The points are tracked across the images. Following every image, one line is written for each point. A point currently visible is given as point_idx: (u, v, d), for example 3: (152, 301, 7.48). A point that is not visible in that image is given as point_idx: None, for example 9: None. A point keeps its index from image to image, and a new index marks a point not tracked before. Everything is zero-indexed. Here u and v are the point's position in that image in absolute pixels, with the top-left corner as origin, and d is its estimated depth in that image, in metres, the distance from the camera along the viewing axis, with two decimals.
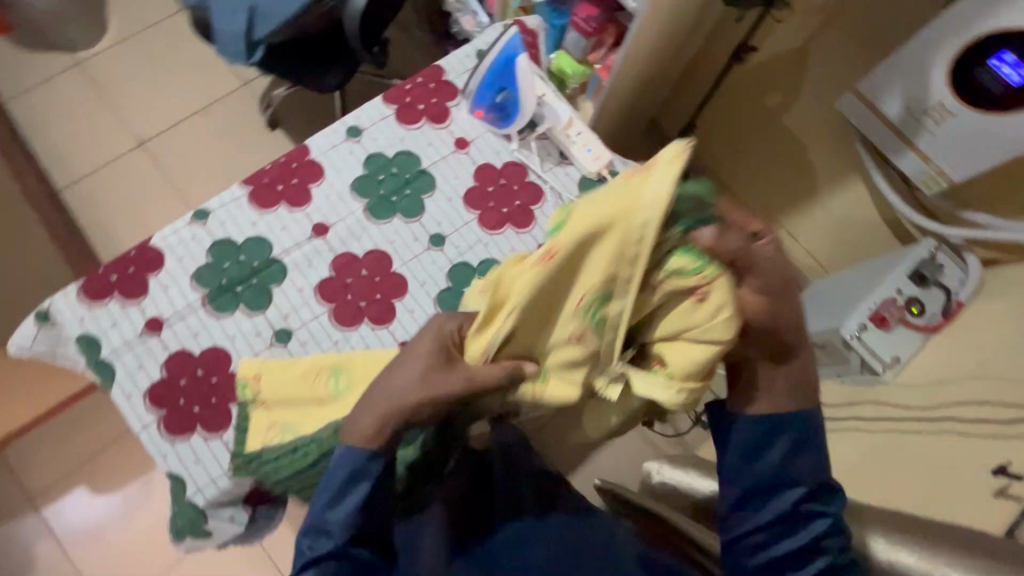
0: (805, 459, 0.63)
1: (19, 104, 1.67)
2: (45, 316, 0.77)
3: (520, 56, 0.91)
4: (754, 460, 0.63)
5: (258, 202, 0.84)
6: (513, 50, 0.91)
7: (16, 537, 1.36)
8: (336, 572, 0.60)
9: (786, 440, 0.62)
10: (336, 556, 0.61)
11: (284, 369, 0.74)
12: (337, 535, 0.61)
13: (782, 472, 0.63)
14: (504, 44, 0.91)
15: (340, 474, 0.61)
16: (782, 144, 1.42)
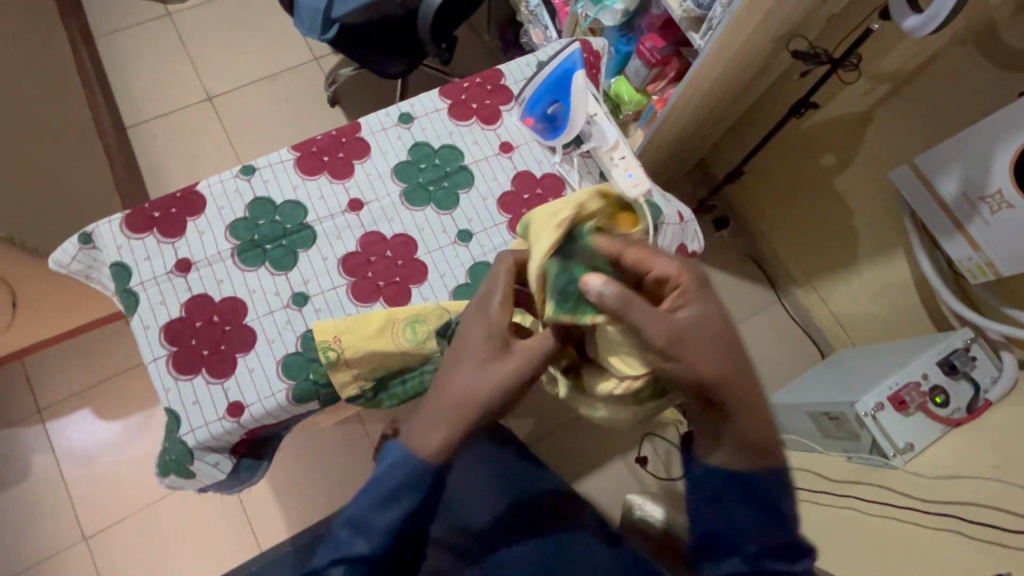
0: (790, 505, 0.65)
1: (106, 42, 1.77)
2: (88, 239, 0.82)
3: (577, 72, 0.89)
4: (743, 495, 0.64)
5: (303, 168, 0.87)
6: (572, 64, 0.90)
7: (19, 443, 1.42)
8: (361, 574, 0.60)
9: (768, 484, 0.64)
10: (366, 557, 0.60)
11: (362, 324, 0.78)
12: (372, 539, 0.61)
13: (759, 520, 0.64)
14: (564, 58, 0.90)
15: (391, 483, 0.60)
16: (830, 207, 1.40)
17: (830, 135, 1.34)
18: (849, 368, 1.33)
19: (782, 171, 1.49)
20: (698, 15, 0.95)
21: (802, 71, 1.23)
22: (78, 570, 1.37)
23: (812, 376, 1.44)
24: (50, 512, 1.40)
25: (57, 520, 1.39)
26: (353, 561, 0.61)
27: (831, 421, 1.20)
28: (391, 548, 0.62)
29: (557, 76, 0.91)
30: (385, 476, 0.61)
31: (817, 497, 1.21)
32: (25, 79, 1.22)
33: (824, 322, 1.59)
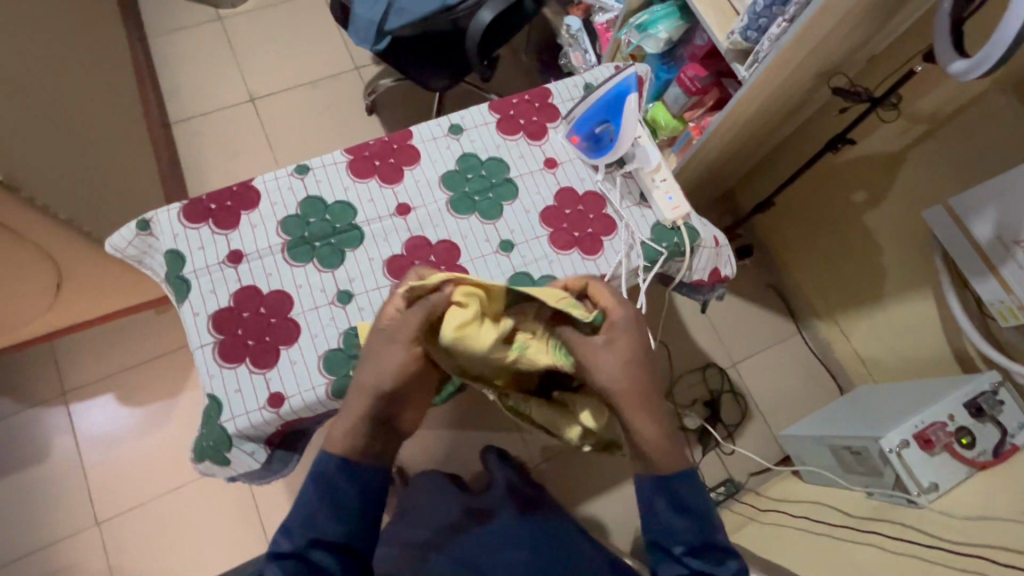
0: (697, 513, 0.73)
1: (159, 41, 1.84)
2: (146, 226, 0.85)
3: (631, 94, 0.88)
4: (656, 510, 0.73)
5: (355, 171, 0.90)
6: (627, 87, 0.88)
7: (44, 423, 1.44)
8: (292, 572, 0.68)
9: (668, 491, 0.72)
10: (297, 557, 0.68)
11: None
12: (297, 540, 0.69)
13: (672, 531, 0.72)
14: (619, 79, 0.89)
15: (311, 485, 0.71)
16: (857, 242, 1.42)
17: (860, 173, 1.36)
18: (871, 404, 1.33)
19: (808, 205, 1.51)
20: (745, 48, 0.97)
21: (838, 108, 1.25)
22: (90, 554, 1.38)
23: (830, 410, 1.44)
24: (68, 493, 1.41)
25: (74, 501, 1.40)
26: (283, 562, 0.69)
27: (853, 455, 1.20)
28: (313, 549, 0.69)
29: (608, 100, 0.90)
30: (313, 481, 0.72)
31: (830, 530, 1.18)
32: (93, 71, 1.27)
33: (843, 356, 1.59)
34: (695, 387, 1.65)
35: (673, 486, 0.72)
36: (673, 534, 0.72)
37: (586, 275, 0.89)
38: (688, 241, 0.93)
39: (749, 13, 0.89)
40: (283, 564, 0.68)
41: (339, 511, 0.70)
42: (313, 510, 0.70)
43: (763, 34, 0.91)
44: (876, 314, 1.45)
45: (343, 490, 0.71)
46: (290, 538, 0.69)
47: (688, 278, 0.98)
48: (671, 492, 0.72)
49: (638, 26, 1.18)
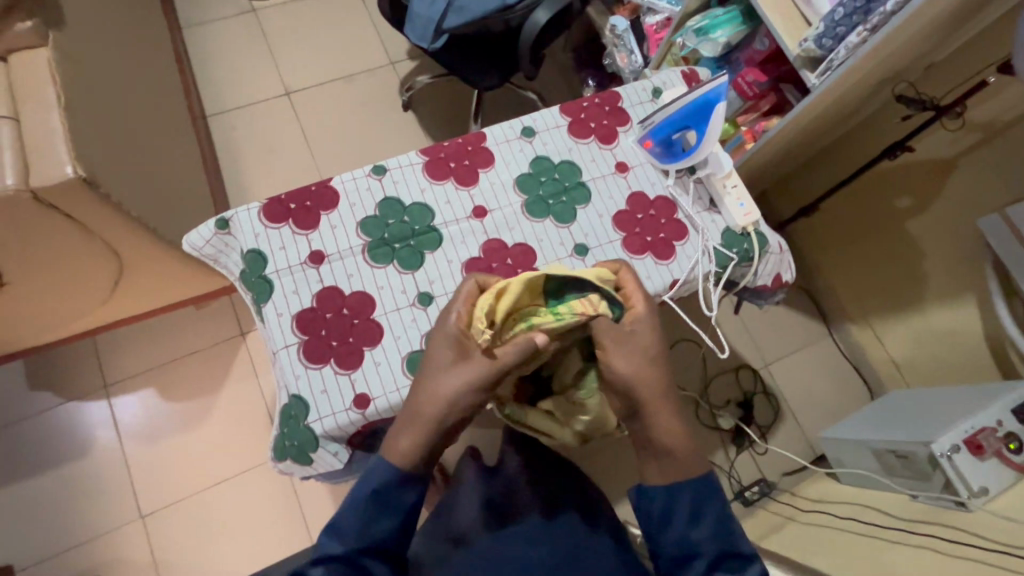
0: (703, 527, 0.73)
1: (192, 33, 1.82)
2: (225, 225, 0.85)
3: (720, 103, 0.86)
4: (664, 526, 0.74)
5: (431, 172, 0.90)
6: (716, 96, 0.87)
7: (85, 417, 1.44)
8: (342, 574, 0.69)
9: (677, 502, 0.74)
10: (344, 560, 0.69)
11: None
12: (347, 541, 0.70)
13: (687, 541, 0.73)
14: (708, 88, 0.87)
15: (363, 496, 0.70)
16: (899, 247, 1.43)
17: (906, 178, 1.37)
18: (912, 409, 1.34)
19: (846, 210, 1.53)
20: (816, 56, 0.97)
21: (898, 116, 1.25)
22: (133, 548, 1.38)
23: (866, 415, 1.45)
24: (110, 488, 1.41)
25: (116, 496, 1.40)
26: (330, 563, 0.69)
27: (899, 460, 1.22)
28: (364, 556, 0.70)
29: (692, 108, 0.88)
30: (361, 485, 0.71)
31: (875, 530, 1.19)
32: (147, 62, 1.25)
33: (877, 361, 1.60)
34: (727, 388, 1.65)
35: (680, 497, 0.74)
36: (687, 544, 0.73)
37: (659, 279, 0.90)
38: (757, 247, 0.94)
39: (827, 21, 0.90)
40: (330, 565, 0.69)
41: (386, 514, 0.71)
42: (362, 511, 0.70)
43: (838, 42, 0.92)
44: (914, 319, 1.46)
45: (389, 502, 0.71)
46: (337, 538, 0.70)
47: (753, 283, 0.98)
48: (677, 501, 0.74)
49: (697, 30, 1.19)
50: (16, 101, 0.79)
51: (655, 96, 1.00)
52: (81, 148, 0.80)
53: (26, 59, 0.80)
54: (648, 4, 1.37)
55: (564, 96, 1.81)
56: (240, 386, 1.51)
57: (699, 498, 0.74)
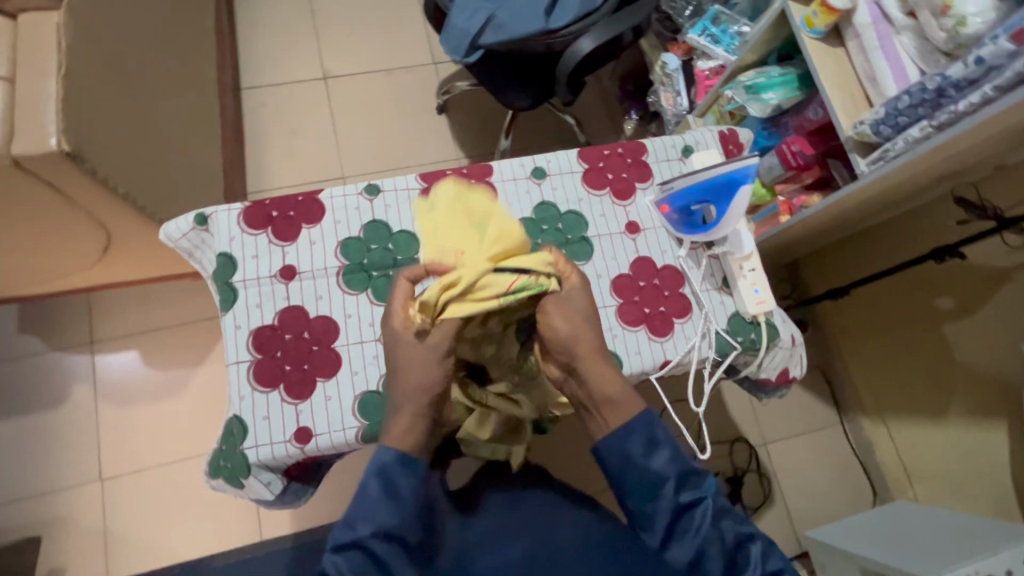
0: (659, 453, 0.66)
1: (244, 4, 1.81)
2: (203, 221, 0.81)
3: (745, 186, 0.77)
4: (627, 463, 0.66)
5: (427, 201, 0.84)
6: (743, 176, 0.77)
7: (68, 369, 1.44)
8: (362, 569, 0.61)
9: (634, 441, 0.66)
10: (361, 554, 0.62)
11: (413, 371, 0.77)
12: (359, 530, 0.63)
13: (652, 479, 0.65)
14: (735, 167, 0.77)
15: (373, 485, 0.65)
16: (929, 350, 1.29)
17: (951, 278, 1.21)
18: (914, 529, 1.21)
19: (876, 298, 1.39)
20: (870, 141, 0.88)
21: (956, 220, 1.10)
22: (87, 509, 1.37)
23: (866, 519, 1.32)
24: (76, 445, 1.40)
25: (80, 453, 1.40)
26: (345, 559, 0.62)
27: None
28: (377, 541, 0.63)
29: (715, 182, 0.79)
30: (368, 480, 0.65)
31: None
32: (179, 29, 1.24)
33: (885, 462, 1.48)
34: (718, 460, 1.53)
35: (633, 431, 0.66)
36: (649, 482, 0.65)
37: (650, 358, 0.82)
38: (765, 339, 0.85)
39: (887, 108, 0.80)
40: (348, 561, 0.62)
41: (398, 508, 0.65)
42: (369, 504, 0.64)
43: (898, 132, 0.82)
44: (935, 430, 1.32)
45: (402, 495, 0.65)
46: (350, 529, 0.63)
47: (755, 374, 0.89)
48: (634, 439, 0.66)
49: (748, 85, 1.10)
50: (16, 63, 0.77)
51: (684, 154, 0.92)
52: (72, 120, 0.78)
53: (32, 21, 0.78)
54: (703, 48, 1.25)
55: (603, 124, 1.72)
56: (221, 366, 1.48)
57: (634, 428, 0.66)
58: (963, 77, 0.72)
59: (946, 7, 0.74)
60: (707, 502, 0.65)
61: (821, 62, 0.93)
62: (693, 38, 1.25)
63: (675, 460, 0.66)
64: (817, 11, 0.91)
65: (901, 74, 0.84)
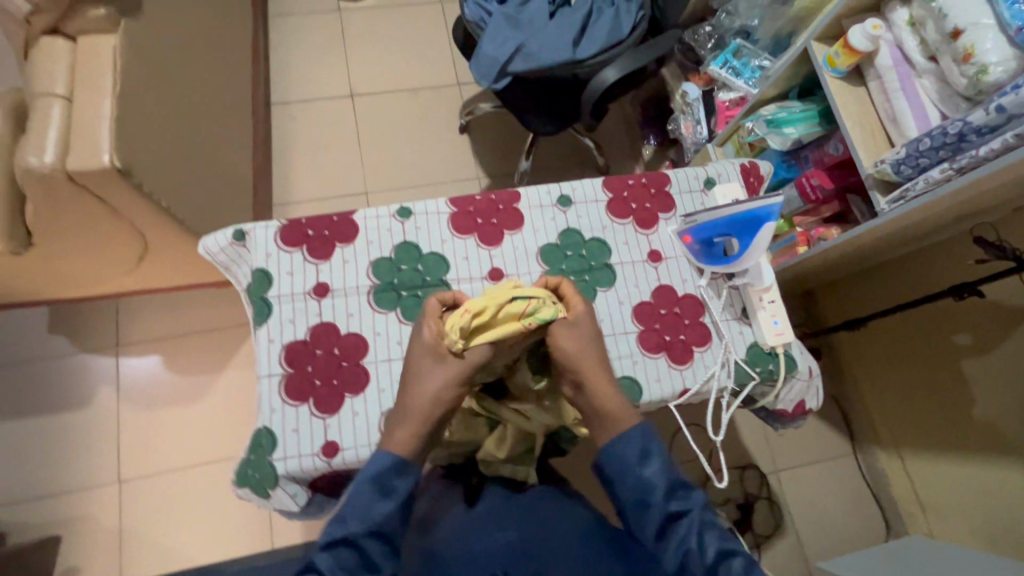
0: (652, 464, 0.69)
1: (278, 23, 1.88)
2: (241, 237, 0.84)
3: (768, 224, 0.80)
4: (619, 469, 0.69)
5: (456, 224, 0.87)
6: (766, 215, 0.80)
7: (93, 371, 1.48)
8: (353, 562, 0.62)
9: (629, 448, 0.69)
10: (354, 547, 0.62)
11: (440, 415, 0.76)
12: (351, 525, 0.64)
13: (643, 486, 0.68)
14: (760, 205, 0.80)
15: (367, 487, 0.66)
16: (944, 384, 1.29)
17: (969, 313, 1.21)
18: (926, 564, 1.20)
19: (891, 329, 1.40)
20: (890, 180, 0.90)
21: (975, 258, 1.10)
22: (104, 509, 1.39)
23: (870, 553, 1.30)
24: (97, 445, 1.43)
25: (101, 454, 1.43)
26: (337, 553, 0.62)
27: None
28: (368, 538, 0.63)
29: (738, 219, 0.82)
30: (360, 482, 0.66)
31: None
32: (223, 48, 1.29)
33: (900, 494, 1.47)
34: (729, 485, 1.52)
35: (629, 440, 0.69)
36: (641, 489, 0.68)
37: (669, 385, 0.84)
38: (784, 370, 0.86)
39: (908, 149, 0.82)
40: (342, 552, 0.62)
41: (388, 507, 0.66)
42: (363, 502, 0.65)
43: (918, 172, 0.84)
44: (950, 464, 1.31)
45: (392, 494, 0.66)
46: (341, 525, 0.64)
47: (772, 405, 0.90)
48: (630, 447, 0.69)
49: (769, 119, 1.11)
50: (74, 83, 0.82)
51: (707, 186, 0.95)
52: (124, 138, 0.82)
53: (93, 44, 0.83)
54: (724, 80, 1.28)
55: (622, 148, 1.76)
56: (241, 373, 1.51)
57: (625, 439, 0.69)
58: (984, 123, 0.74)
59: (967, 55, 0.76)
60: (692, 515, 0.66)
61: (842, 101, 0.95)
62: (714, 70, 1.28)
63: (668, 470, 0.69)
64: (838, 52, 0.93)
65: (922, 116, 0.86)
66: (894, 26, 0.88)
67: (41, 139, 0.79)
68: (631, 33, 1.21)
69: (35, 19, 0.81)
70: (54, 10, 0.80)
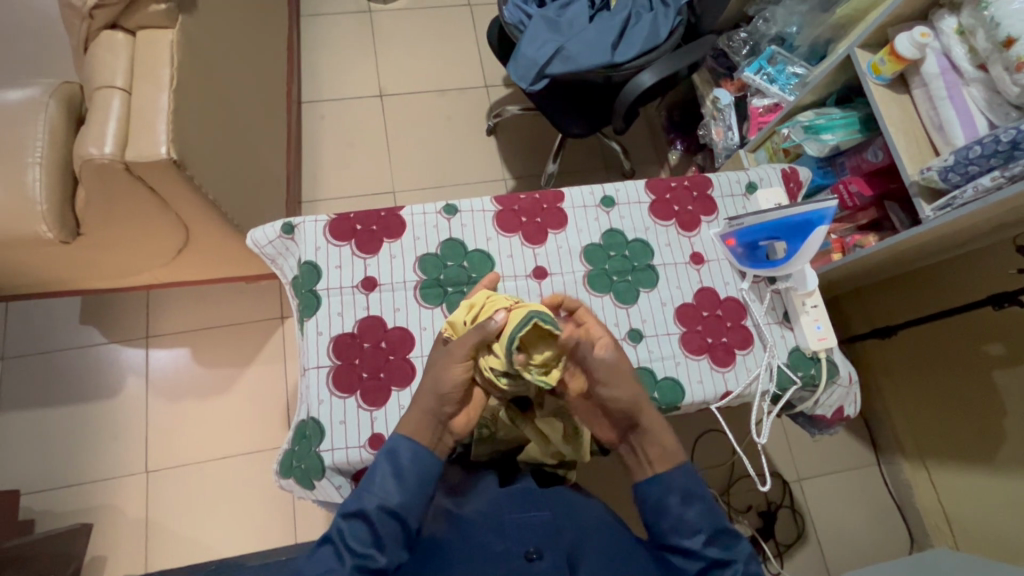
0: (693, 508, 0.64)
1: (309, 23, 1.90)
2: (290, 230, 0.85)
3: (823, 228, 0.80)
4: (660, 513, 0.64)
5: (501, 223, 0.88)
6: (819, 218, 0.80)
7: (123, 361, 1.49)
8: (362, 537, 0.60)
9: (669, 487, 0.64)
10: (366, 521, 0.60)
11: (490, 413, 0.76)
12: (365, 500, 0.61)
13: (681, 529, 0.63)
14: (812, 208, 0.80)
15: (384, 466, 0.63)
16: (974, 395, 1.27)
17: (1001, 325, 1.19)
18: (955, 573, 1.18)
19: (921, 340, 1.38)
20: (936, 187, 0.90)
21: (1017, 268, 1.09)
22: (129, 498, 1.40)
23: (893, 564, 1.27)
24: (125, 435, 1.44)
25: (129, 444, 1.44)
26: (350, 524, 0.60)
27: None
28: (378, 514, 0.60)
29: (788, 222, 0.82)
30: (380, 460, 0.64)
31: None
32: (266, 44, 1.32)
33: (924, 506, 1.45)
34: (751, 492, 1.51)
35: (671, 481, 0.65)
36: (681, 531, 0.63)
37: (711, 387, 0.84)
38: (825, 375, 0.86)
39: (958, 156, 0.82)
40: (354, 526, 0.60)
41: (406, 486, 0.62)
42: (378, 477, 0.63)
43: (966, 180, 0.84)
44: (978, 476, 1.29)
45: (410, 475, 0.63)
46: (357, 498, 0.61)
47: (811, 410, 0.90)
48: (674, 484, 0.64)
49: (807, 126, 1.11)
50: (133, 76, 0.84)
51: (749, 190, 0.95)
52: (178, 130, 0.84)
53: (151, 38, 0.85)
54: (758, 86, 1.28)
55: (649, 154, 1.76)
56: (267, 366, 1.52)
57: (659, 478, 0.65)
58: None
59: (1021, 64, 0.76)
60: (736, 564, 0.63)
61: (886, 109, 0.95)
62: (749, 76, 1.28)
63: (713, 513, 0.64)
64: (884, 59, 0.93)
65: (969, 123, 0.87)
66: (942, 35, 0.89)
67: (101, 131, 0.82)
68: (669, 38, 1.21)
69: (99, 12, 0.83)
70: (117, 5, 0.83)
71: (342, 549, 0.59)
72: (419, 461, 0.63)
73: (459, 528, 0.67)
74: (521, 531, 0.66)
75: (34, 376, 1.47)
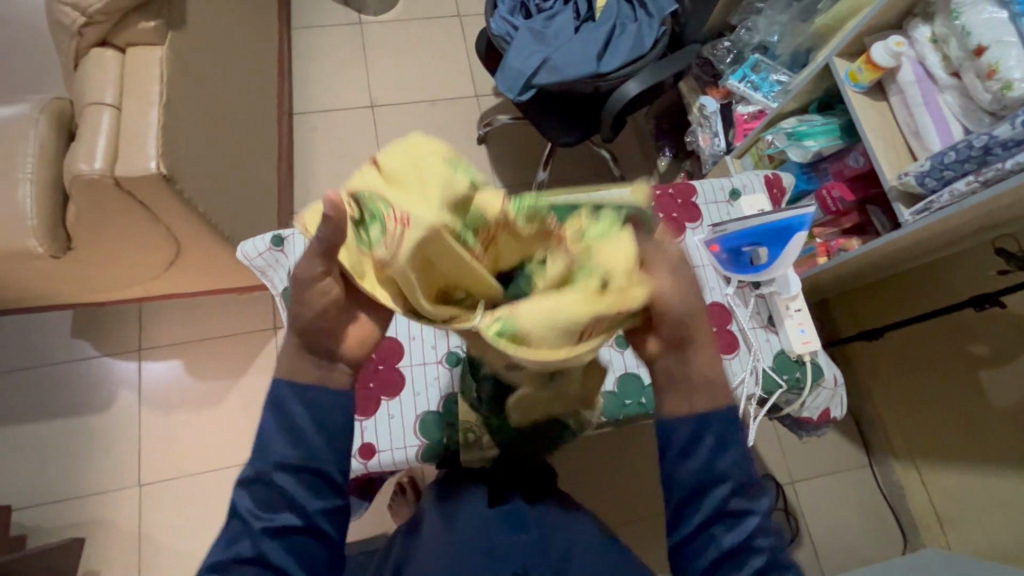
0: (722, 458, 0.52)
1: (300, 35, 1.92)
2: (279, 242, 0.86)
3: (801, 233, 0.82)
4: (681, 456, 0.52)
5: None
6: (798, 223, 0.82)
7: (115, 374, 1.49)
8: (269, 504, 0.51)
9: (690, 433, 0.52)
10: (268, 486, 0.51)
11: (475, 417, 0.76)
12: (261, 459, 0.52)
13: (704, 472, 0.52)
14: (789, 215, 0.82)
15: (275, 417, 0.52)
16: (960, 394, 1.28)
17: (986, 326, 1.21)
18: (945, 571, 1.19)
19: (909, 342, 1.40)
20: (914, 192, 0.92)
21: (997, 270, 1.11)
22: (122, 512, 1.40)
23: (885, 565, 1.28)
24: (119, 448, 1.44)
25: (122, 458, 1.43)
26: (253, 490, 0.51)
27: None
28: (282, 474, 0.51)
29: (770, 228, 0.83)
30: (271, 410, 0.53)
31: None
32: (257, 57, 1.33)
33: (916, 507, 1.46)
34: None
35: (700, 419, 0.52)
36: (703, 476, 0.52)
37: None
38: (810, 378, 0.87)
39: (933, 162, 0.84)
40: (256, 490, 0.51)
41: (309, 434, 0.52)
42: (279, 425, 0.52)
43: (942, 184, 0.86)
44: (967, 475, 1.30)
45: (313, 419, 0.52)
46: (254, 460, 0.52)
47: (797, 413, 0.91)
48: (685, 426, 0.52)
49: (789, 132, 1.13)
50: (123, 92, 0.85)
51: (732, 197, 0.97)
52: (168, 145, 0.85)
53: (140, 54, 0.87)
54: (742, 94, 1.30)
55: (639, 161, 1.78)
56: (260, 376, 1.52)
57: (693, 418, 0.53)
58: (1010, 137, 0.76)
59: (991, 71, 0.78)
60: (756, 517, 0.51)
61: (864, 115, 0.97)
62: (734, 84, 1.30)
63: (741, 463, 0.53)
64: (862, 67, 0.96)
65: (944, 129, 0.89)
66: (916, 43, 0.91)
67: (91, 147, 0.83)
68: (653, 48, 1.23)
69: (88, 30, 0.84)
70: (105, 22, 0.84)
71: (249, 517, 0.51)
72: (326, 401, 0.52)
73: (448, 545, 0.67)
74: (510, 550, 0.65)
75: (26, 390, 1.47)
